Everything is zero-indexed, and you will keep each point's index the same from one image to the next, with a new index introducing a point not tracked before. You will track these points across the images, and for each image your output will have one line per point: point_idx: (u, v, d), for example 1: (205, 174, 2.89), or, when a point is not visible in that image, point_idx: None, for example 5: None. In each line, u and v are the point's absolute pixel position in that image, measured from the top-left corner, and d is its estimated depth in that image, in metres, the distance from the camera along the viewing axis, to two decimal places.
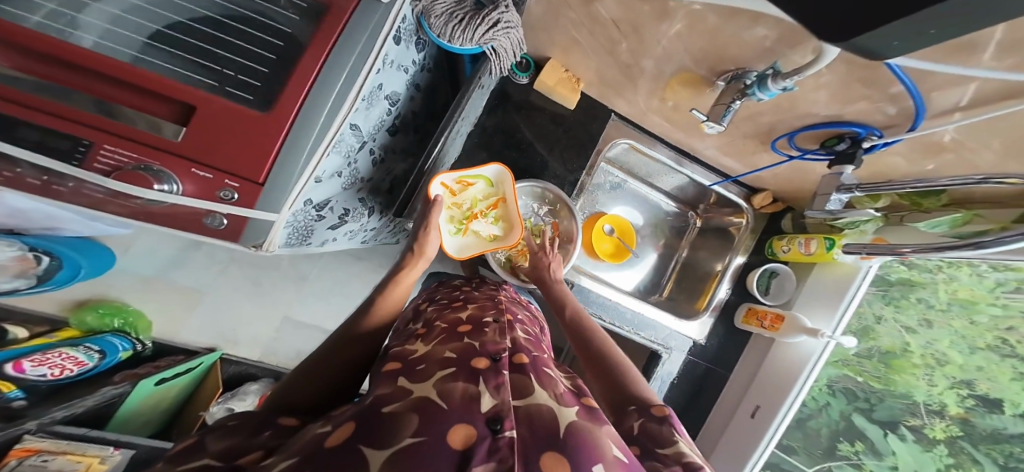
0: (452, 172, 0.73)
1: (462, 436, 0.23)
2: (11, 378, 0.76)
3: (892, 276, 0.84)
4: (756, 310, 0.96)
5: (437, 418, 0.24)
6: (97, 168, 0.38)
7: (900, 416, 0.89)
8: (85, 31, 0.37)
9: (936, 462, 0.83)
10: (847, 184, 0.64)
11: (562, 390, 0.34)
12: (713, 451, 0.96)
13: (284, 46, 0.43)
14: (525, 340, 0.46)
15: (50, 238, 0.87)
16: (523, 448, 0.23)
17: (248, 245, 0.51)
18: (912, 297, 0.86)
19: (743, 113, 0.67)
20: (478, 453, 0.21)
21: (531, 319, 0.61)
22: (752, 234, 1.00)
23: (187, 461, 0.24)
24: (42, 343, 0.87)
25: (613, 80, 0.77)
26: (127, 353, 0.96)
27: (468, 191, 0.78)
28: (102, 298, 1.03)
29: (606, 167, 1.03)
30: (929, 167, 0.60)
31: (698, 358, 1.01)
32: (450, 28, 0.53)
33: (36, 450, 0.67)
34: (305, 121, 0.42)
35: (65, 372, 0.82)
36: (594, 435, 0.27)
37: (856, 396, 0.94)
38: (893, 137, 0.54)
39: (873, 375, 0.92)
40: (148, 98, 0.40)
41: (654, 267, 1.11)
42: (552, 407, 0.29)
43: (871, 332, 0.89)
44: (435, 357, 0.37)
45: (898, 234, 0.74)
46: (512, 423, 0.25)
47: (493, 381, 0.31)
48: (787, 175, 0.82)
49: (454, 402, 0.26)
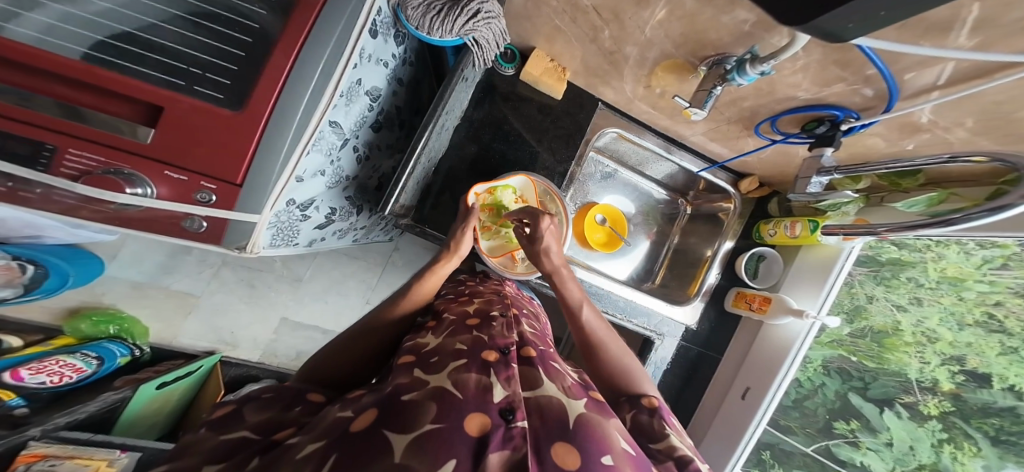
0: (485, 182, 0.76)
1: (478, 423, 0.24)
2: (11, 387, 0.76)
3: (882, 256, 0.89)
4: (745, 294, 0.98)
5: (454, 405, 0.25)
6: (65, 173, 0.38)
7: (894, 393, 0.89)
8: (24, 27, 0.34)
9: (929, 438, 0.85)
10: (827, 168, 0.65)
11: (570, 383, 0.34)
12: (707, 432, 0.99)
13: (253, 42, 0.42)
14: (531, 334, 0.46)
15: (35, 246, 0.89)
16: (536, 439, 0.24)
17: (231, 247, 0.50)
18: (902, 277, 0.89)
19: (726, 99, 0.67)
20: (494, 440, 0.22)
21: (533, 315, 0.60)
22: (740, 219, 1.01)
23: (226, 432, 0.25)
24: (39, 351, 0.88)
25: (599, 69, 0.76)
26: (126, 358, 0.96)
27: (500, 196, 0.79)
28: (95, 305, 1.02)
29: (596, 157, 1.03)
30: (908, 147, 0.60)
31: (690, 343, 1.04)
32: (428, 20, 0.52)
33: (43, 456, 0.69)
34: (281, 120, 0.42)
35: (65, 379, 0.82)
36: (603, 427, 0.27)
37: (850, 375, 0.96)
38: (869, 119, 0.54)
39: (866, 355, 0.94)
40: (107, 97, 0.38)
41: (647, 254, 1.12)
42: (562, 400, 0.30)
43: (863, 312, 0.93)
44: (447, 348, 0.37)
45: (876, 214, 0.76)
46: (523, 414, 0.26)
47: (504, 372, 0.32)
48: (772, 159, 0.83)
49: (469, 392, 0.27)
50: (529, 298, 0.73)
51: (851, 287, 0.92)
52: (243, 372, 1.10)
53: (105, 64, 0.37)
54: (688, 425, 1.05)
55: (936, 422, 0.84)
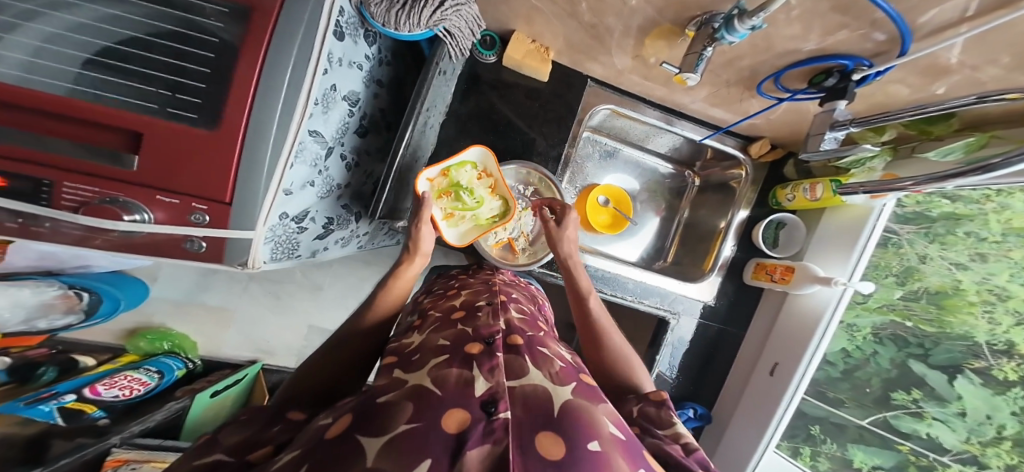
0: (436, 165, 0.67)
1: (457, 419, 0.21)
2: (92, 400, 0.83)
3: (934, 212, 0.80)
4: (765, 265, 0.92)
5: (431, 402, 0.22)
6: (66, 205, 0.40)
7: (961, 359, 0.79)
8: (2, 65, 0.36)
9: (1010, 406, 0.75)
10: (841, 121, 0.60)
11: (557, 368, 0.33)
12: (736, 411, 0.95)
13: (214, 57, 0.40)
14: (520, 321, 0.44)
15: (85, 275, 0.98)
16: (520, 428, 0.22)
17: (234, 264, 0.51)
18: (960, 232, 0.79)
19: (721, 60, 0.62)
20: (473, 436, 0.20)
21: (526, 298, 0.59)
22: (754, 185, 0.94)
23: (201, 457, 0.25)
24: (109, 369, 0.98)
25: (583, 44, 0.73)
26: (182, 371, 1.05)
27: (457, 175, 0.70)
28: (148, 325, 1.12)
29: (591, 136, 1.00)
30: (939, 91, 0.53)
31: (709, 321, 0.99)
32: (393, 14, 0.49)
33: (125, 460, 0.78)
34: (258, 135, 0.41)
35: (135, 392, 0.91)
36: (589, 412, 0.26)
37: (907, 342, 0.85)
38: (883, 66, 0.48)
39: (924, 319, 0.83)
40: (90, 128, 0.39)
41: (656, 233, 1.08)
42: (547, 387, 0.28)
43: (915, 273, 0.83)
44: (430, 345, 0.34)
45: (908, 167, 0.69)
46: (507, 404, 0.24)
47: (487, 364, 0.30)
48: (782, 118, 0.76)
49: (449, 388, 0.24)
50: (526, 283, 0.73)
51: (896, 247, 0.84)
52: (282, 378, 1.18)
53: (82, 94, 0.37)
54: (716, 403, 1.03)
55: (1020, 389, 0.74)
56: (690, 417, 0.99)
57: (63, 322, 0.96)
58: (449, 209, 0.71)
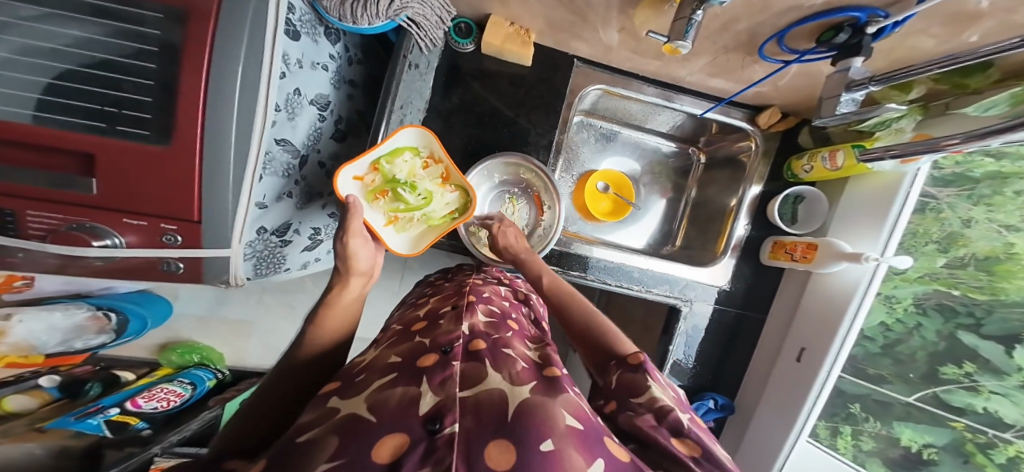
0: (361, 158, 0.57)
1: (392, 447, 0.19)
2: (133, 413, 0.86)
3: (976, 173, 0.72)
4: (783, 243, 0.85)
5: (362, 434, 0.19)
6: (34, 233, 0.41)
7: (1018, 328, 0.69)
8: None
9: None
10: (858, 81, 0.53)
11: (519, 368, 0.30)
12: (761, 399, 0.90)
13: (158, 68, 0.38)
14: (487, 324, 0.42)
15: (110, 296, 1.01)
16: (467, 440, 0.19)
17: (216, 283, 0.51)
18: (1008, 193, 0.69)
19: (716, 24, 0.56)
20: (408, 462, 0.17)
21: (500, 295, 0.55)
22: (765, 158, 0.87)
23: None
24: (147, 382, 1.00)
25: (564, 21, 0.67)
26: (213, 381, 1.06)
27: (393, 167, 0.60)
28: (176, 339, 1.14)
29: (585, 120, 0.95)
30: (972, 39, 0.46)
31: (726, 306, 0.93)
32: (349, 8, 0.47)
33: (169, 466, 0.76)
34: (214, 147, 0.40)
35: (172, 403, 0.93)
36: (546, 407, 0.23)
37: (955, 312, 0.76)
38: (902, 15, 0.42)
39: (973, 287, 0.74)
40: (43, 153, 0.38)
41: (663, 215, 1.02)
42: (504, 389, 0.25)
43: (960, 239, 0.75)
44: (379, 364, 0.32)
45: (942, 126, 0.62)
46: (454, 417, 0.21)
47: (439, 376, 0.27)
48: (793, 83, 0.69)
49: (387, 412, 0.22)
50: (512, 277, 0.71)
51: (936, 212, 0.76)
52: None
53: (31, 120, 0.36)
54: (739, 390, 0.97)
55: None
56: (711, 407, 0.94)
57: (98, 341, 0.99)
58: (390, 212, 0.62)
